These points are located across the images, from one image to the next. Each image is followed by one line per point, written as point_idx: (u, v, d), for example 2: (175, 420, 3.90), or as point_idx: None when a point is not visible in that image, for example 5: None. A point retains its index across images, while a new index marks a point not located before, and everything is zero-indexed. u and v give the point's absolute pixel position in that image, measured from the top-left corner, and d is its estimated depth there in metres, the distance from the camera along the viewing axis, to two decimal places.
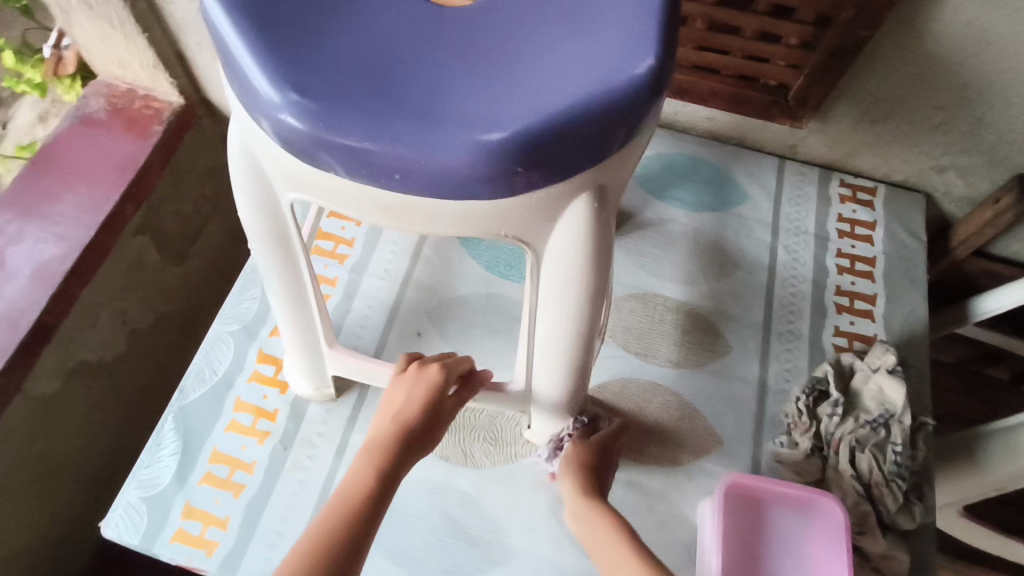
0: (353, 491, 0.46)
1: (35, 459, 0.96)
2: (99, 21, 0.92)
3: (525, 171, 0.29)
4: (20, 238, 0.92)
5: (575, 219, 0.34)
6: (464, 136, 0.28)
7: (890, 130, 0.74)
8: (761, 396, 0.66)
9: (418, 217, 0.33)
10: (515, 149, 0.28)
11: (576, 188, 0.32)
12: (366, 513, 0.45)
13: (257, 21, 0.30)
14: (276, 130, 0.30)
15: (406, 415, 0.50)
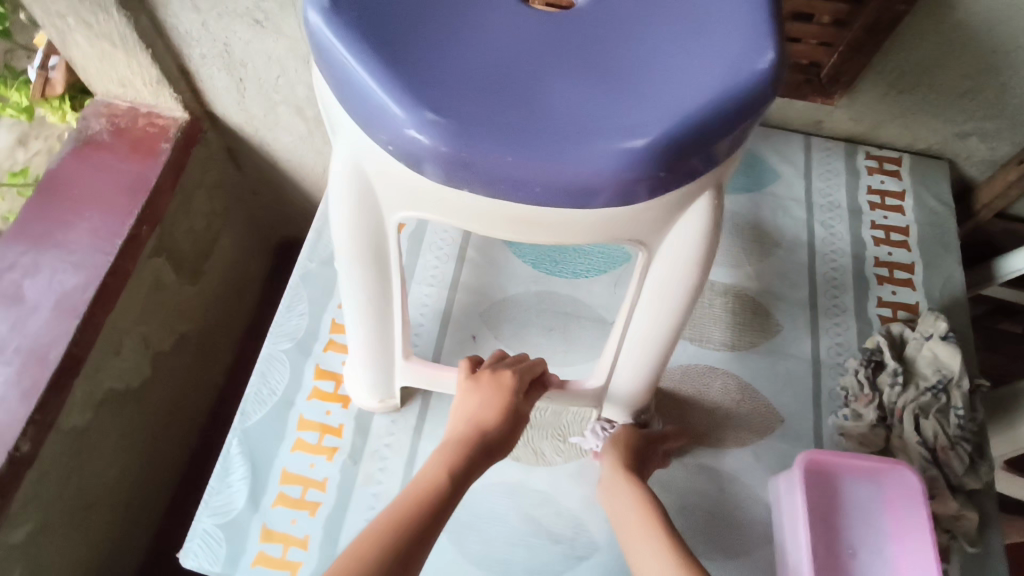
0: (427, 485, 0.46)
1: (71, 495, 0.94)
2: (96, 40, 0.87)
3: (667, 174, 0.30)
4: (37, 270, 0.88)
5: (698, 212, 0.35)
6: (609, 145, 0.28)
7: (917, 101, 0.75)
8: (816, 371, 0.67)
9: (545, 228, 0.33)
10: (659, 154, 0.29)
11: (702, 184, 0.33)
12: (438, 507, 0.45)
13: (380, 45, 0.30)
14: (410, 152, 0.30)
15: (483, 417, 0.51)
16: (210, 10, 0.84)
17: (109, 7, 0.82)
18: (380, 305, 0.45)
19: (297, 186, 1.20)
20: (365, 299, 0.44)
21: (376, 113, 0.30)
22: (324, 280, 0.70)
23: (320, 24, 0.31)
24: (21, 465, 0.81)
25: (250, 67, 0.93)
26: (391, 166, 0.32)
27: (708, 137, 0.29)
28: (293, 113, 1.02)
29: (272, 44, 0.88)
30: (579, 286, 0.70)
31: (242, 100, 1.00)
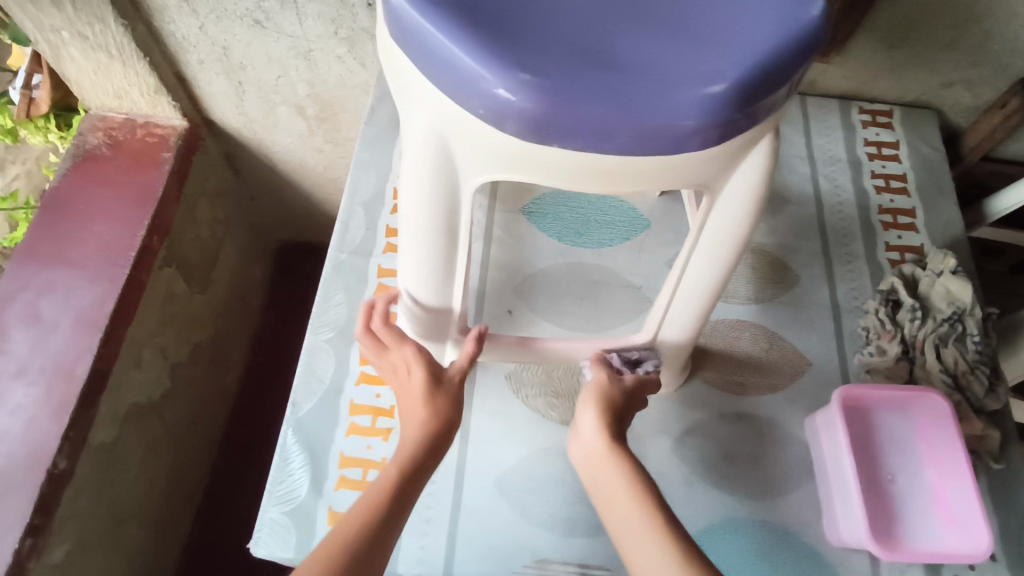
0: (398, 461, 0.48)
1: (104, 511, 0.93)
2: (93, 52, 0.86)
3: (743, 115, 0.33)
4: (52, 288, 0.87)
5: (759, 154, 0.37)
6: (691, 92, 0.32)
7: (904, 54, 0.79)
8: (837, 315, 0.71)
9: (626, 178, 0.35)
10: (736, 96, 0.32)
11: (763, 127, 0.36)
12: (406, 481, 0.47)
13: (467, 15, 0.33)
14: (504, 115, 0.33)
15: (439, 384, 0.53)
16: (209, 13, 0.84)
17: (106, 16, 0.81)
18: (445, 276, 0.47)
19: (297, 187, 1.20)
20: (434, 272, 0.46)
21: (469, 80, 0.32)
22: (357, 270, 0.71)
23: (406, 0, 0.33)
24: (59, 482, 0.81)
25: (250, 69, 0.93)
26: (479, 130, 0.35)
27: (779, 78, 0.32)
28: (293, 113, 1.02)
29: (273, 44, 0.88)
30: (604, 254, 0.73)
31: (240, 103, 0.99)
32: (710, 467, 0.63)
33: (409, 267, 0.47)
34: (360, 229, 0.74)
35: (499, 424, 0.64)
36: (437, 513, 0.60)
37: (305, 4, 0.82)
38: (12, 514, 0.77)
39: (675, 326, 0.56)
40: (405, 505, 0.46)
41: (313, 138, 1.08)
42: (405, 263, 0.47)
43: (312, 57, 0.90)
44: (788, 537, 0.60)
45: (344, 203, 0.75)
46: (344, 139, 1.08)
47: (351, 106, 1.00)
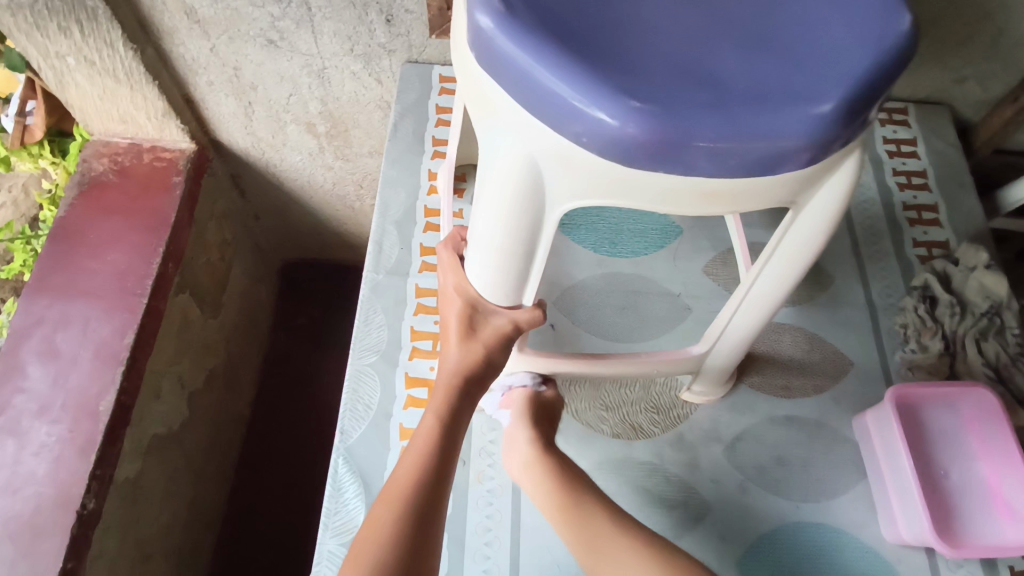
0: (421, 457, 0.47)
1: (131, 547, 0.90)
2: (98, 77, 0.83)
3: (845, 133, 0.33)
4: (69, 322, 0.84)
5: (848, 168, 0.37)
6: (799, 113, 0.32)
7: (921, 52, 0.80)
8: (873, 313, 0.72)
9: (723, 197, 0.36)
10: (840, 115, 0.32)
11: (854, 143, 0.36)
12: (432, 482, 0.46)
13: (567, 41, 0.32)
14: (610, 142, 0.33)
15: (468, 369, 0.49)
16: (220, 34, 0.82)
17: (115, 41, 0.78)
18: (515, 297, 0.47)
19: (304, 207, 1.17)
20: (504, 292, 0.46)
21: (573, 107, 0.32)
22: (394, 290, 0.70)
23: (502, 29, 0.33)
24: (88, 523, 0.79)
25: (261, 89, 0.91)
26: (577, 157, 0.34)
27: (875, 95, 0.33)
28: (303, 130, 0.99)
29: (286, 63, 0.86)
30: (640, 263, 0.73)
31: (249, 123, 0.97)
32: (763, 471, 0.64)
33: (477, 287, 0.47)
34: (394, 248, 0.73)
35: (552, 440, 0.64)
36: (497, 535, 0.59)
37: (321, 22, 0.80)
38: (44, 558, 0.75)
39: (730, 347, 0.57)
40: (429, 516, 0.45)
41: (322, 154, 1.04)
42: (476, 283, 0.47)
43: (326, 75, 0.88)
44: (847, 538, 0.61)
45: (375, 222, 0.75)
46: (354, 156, 1.05)
47: (364, 123, 0.98)
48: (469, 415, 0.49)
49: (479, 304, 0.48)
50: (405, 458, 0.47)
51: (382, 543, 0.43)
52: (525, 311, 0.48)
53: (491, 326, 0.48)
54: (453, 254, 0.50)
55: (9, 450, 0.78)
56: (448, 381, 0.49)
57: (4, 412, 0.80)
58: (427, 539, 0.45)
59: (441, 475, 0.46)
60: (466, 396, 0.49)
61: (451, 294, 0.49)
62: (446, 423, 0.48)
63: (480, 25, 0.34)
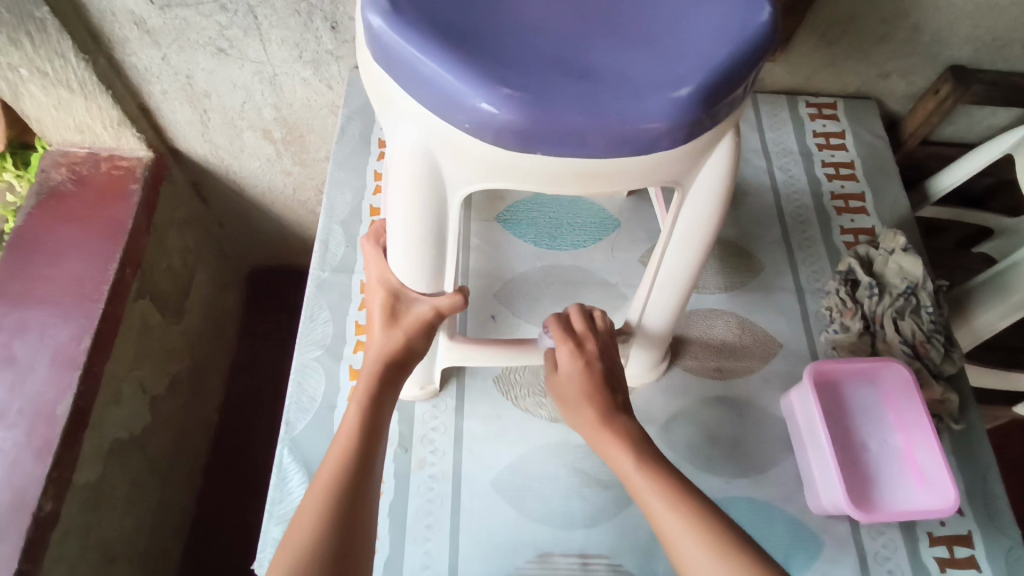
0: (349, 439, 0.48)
1: (92, 551, 0.91)
2: (52, 88, 0.84)
3: (708, 115, 0.36)
4: (25, 328, 0.85)
5: (724, 150, 0.41)
6: (662, 98, 0.35)
7: (844, 49, 0.84)
8: (801, 298, 0.75)
9: (605, 178, 0.38)
10: (702, 97, 0.35)
11: (725, 125, 0.40)
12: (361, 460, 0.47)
13: (448, 37, 0.35)
14: (492, 128, 0.35)
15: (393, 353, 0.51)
16: (171, 43, 0.83)
17: (66, 51, 0.80)
18: (435, 283, 0.49)
19: (266, 212, 1.18)
20: (423, 279, 0.48)
21: (454, 97, 0.35)
22: (339, 287, 0.73)
23: (388, 26, 0.35)
24: (45, 525, 0.80)
25: (214, 96, 0.93)
26: (465, 144, 0.37)
27: (736, 80, 0.36)
28: (260, 136, 1.01)
29: (237, 70, 0.88)
30: (579, 255, 0.76)
31: (205, 130, 0.99)
32: (695, 450, 0.66)
33: (398, 277, 0.50)
34: (339, 247, 0.76)
35: (492, 426, 0.66)
36: (438, 518, 0.62)
37: (268, 30, 0.82)
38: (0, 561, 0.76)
39: (653, 326, 0.60)
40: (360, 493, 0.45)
41: (280, 159, 1.06)
42: (397, 272, 0.49)
43: (277, 81, 0.91)
44: (775, 511, 0.63)
45: (321, 223, 0.78)
46: (312, 161, 1.07)
47: (318, 128, 1.00)
48: (393, 402, 0.51)
49: (404, 292, 0.50)
50: (333, 447, 0.48)
51: (314, 522, 0.43)
52: (445, 297, 0.49)
53: (416, 311, 0.50)
54: (377, 249, 0.53)
55: None
56: (372, 367, 0.51)
57: None
58: (360, 517, 0.45)
59: (369, 457, 0.47)
60: (388, 382, 0.51)
61: (376, 288, 0.51)
62: (370, 407, 0.49)
63: (369, 23, 0.36)
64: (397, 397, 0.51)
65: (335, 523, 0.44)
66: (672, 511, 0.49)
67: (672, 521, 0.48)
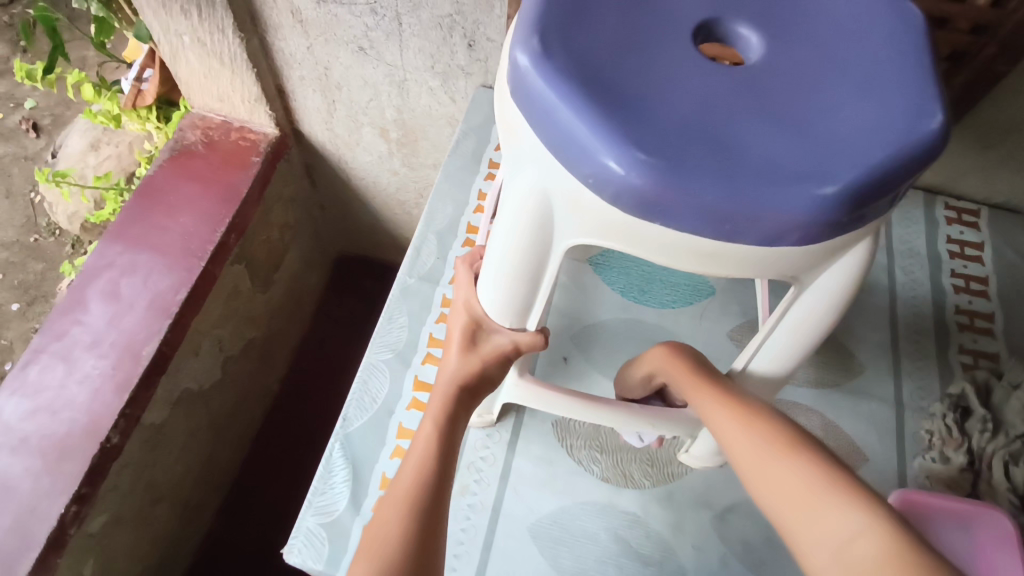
0: (426, 450, 0.46)
1: (143, 489, 0.95)
2: (207, 58, 0.91)
3: (848, 219, 0.33)
4: (133, 270, 0.91)
5: (853, 256, 0.38)
6: (804, 191, 0.32)
7: (1000, 156, 0.77)
8: (900, 413, 0.69)
9: (720, 261, 0.36)
10: (846, 199, 0.33)
11: (862, 232, 0.37)
12: (439, 471, 0.45)
13: (593, 88, 0.34)
14: (615, 188, 0.34)
15: (469, 374, 0.50)
16: (319, 35, 0.88)
17: (226, 27, 0.85)
18: (518, 320, 0.48)
19: (366, 205, 1.22)
20: (508, 315, 0.48)
21: (584, 150, 0.34)
22: (421, 296, 0.74)
23: (535, 67, 0.35)
24: (109, 456, 0.84)
25: (345, 90, 0.97)
26: (584, 197, 0.36)
27: (887, 187, 0.34)
28: (377, 134, 1.05)
29: (371, 70, 0.92)
30: (666, 315, 0.73)
31: (329, 119, 1.03)
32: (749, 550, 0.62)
33: (484, 306, 0.49)
34: (430, 257, 0.77)
35: (542, 470, 0.65)
36: (468, 550, 0.60)
37: (409, 37, 0.85)
38: (65, 478, 0.80)
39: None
40: (441, 507, 0.44)
41: (390, 159, 1.10)
42: (484, 302, 0.49)
43: (405, 86, 0.94)
44: None
45: (418, 229, 0.79)
46: (419, 166, 1.10)
47: (433, 136, 1.03)
48: (466, 422, 0.50)
49: (489, 325, 0.49)
50: (407, 461, 0.46)
51: (399, 528, 0.42)
52: (527, 335, 0.49)
53: (494, 344, 0.49)
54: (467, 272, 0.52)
55: (58, 374, 0.85)
56: (446, 389, 0.50)
57: (61, 338, 0.87)
58: (434, 537, 0.43)
59: (445, 475, 0.45)
60: (463, 405, 0.50)
61: (462, 312, 0.51)
62: (446, 423, 0.48)
63: (516, 60, 0.36)
64: (468, 420, 0.50)
65: (417, 534, 0.42)
66: (730, 414, 0.48)
67: (730, 421, 0.47)
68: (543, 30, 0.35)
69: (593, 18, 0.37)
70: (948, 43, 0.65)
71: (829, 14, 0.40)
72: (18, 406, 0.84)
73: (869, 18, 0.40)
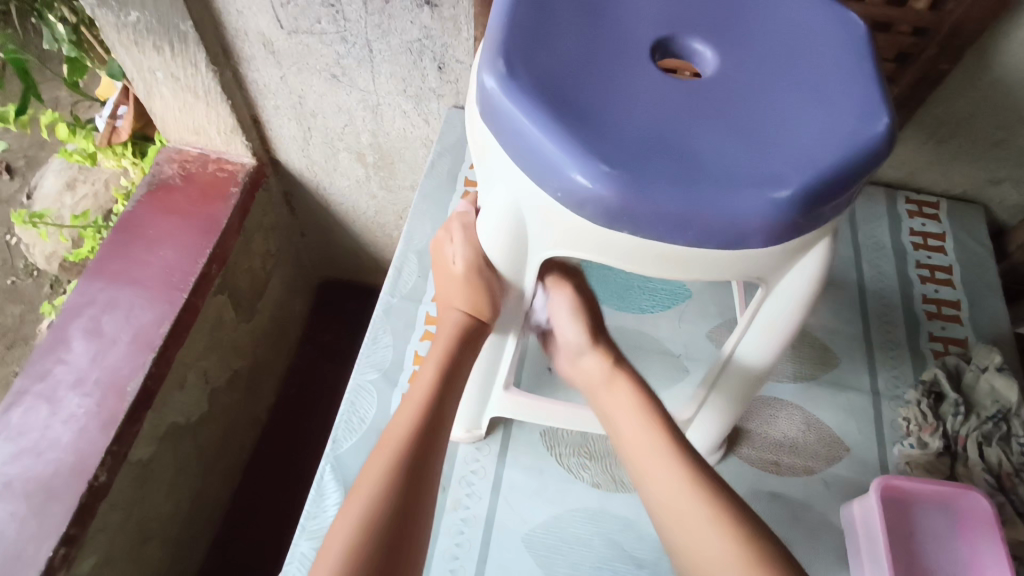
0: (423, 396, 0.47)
1: (132, 527, 0.94)
2: (181, 92, 0.92)
3: (804, 221, 0.35)
4: (115, 305, 0.91)
5: (817, 255, 0.40)
6: (761, 196, 0.34)
7: (954, 150, 0.80)
8: (877, 402, 0.71)
9: (688, 265, 0.38)
10: (802, 202, 0.35)
11: (823, 231, 0.39)
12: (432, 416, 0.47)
13: (556, 104, 0.36)
14: (582, 202, 0.35)
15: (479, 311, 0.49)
16: (291, 65, 0.89)
17: (199, 61, 0.86)
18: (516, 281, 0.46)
19: (347, 229, 1.23)
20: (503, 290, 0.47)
21: (550, 165, 0.35)
22: (404, 315, 0.75)
23: (501, 88, 0.36)
24: (97, 494, 0.83)
25: (320, 117, 0.98)
26: (553, 210, 0.37)
27: (838, 188, 0.35)
28: (354, 159, 1.06)
29: (344, 96, 0.93)
30: (644, 320, 0.75)
31: (305, 146, 1.05)
32: None
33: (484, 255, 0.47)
34: (411, 276, 0.78)
35: (533, 479, 0.65)
36: (463, 563, 0.60)
37: (380, 63, 0.87)
38: (53, 520, 0.79)
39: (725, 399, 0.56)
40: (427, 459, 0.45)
41: (368, 182, 1.11)
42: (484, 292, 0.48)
43: (379, 111, 0.95)
44: None
45: (399, 248, 0.80)
46: (397, 188, 1.11)
47: (409, 158, 1.04)
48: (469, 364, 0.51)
49: (486, 277, 0.47)
50: (405, 403, 0.48)
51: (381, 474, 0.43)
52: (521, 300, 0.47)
53: (489, 301, 0.48)
54: (464, 229, 0.52)
55: (42, 415, 0.84)
56: (450, 332, 0.51)
57: (44, 378, 0.87)
58: (424, 483, 0.44)
59: (439, 421, 0.47)
60: (466, 345, 0.50)
61: (458, 260, 0.49)
62: (447, 368, 0.49)
63: (483, 82, 0.37)
64: (471, 363, 0.50)
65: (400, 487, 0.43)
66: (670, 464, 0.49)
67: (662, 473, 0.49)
68: (507, 53, 0.37)
69: (554, 40, 0.38)
70: (894, 45, 0.69)
71: (781, 27, 0.42)
72: (1, 450, 0.83)
73: (817, 29, 0.43)
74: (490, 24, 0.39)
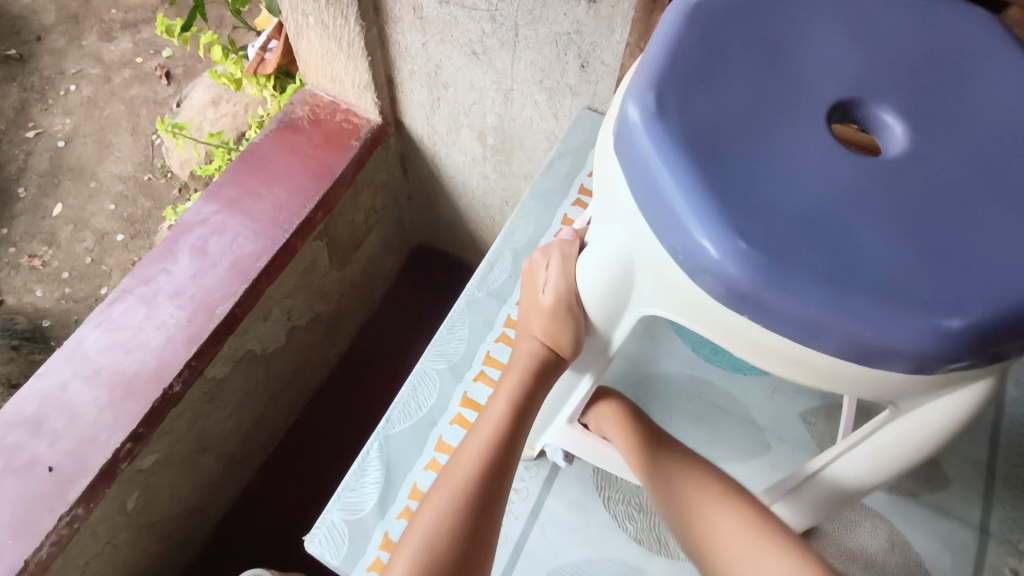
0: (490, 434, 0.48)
1: (193, 437, 0.99)
2: (327, 40, 0.93)
3: (965, 359, 0.30)
4: (224, 230, 0.95)
5: (964, 398, 0.36)
6: (924, 321, 0.29)
7: None
8: (983, 542, 0.61)
9: (809, 370, 0.33)
10: (969, 338, 0.29)
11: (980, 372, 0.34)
12: (499, 457, 0.47)
13: (703, 156, 0.31)
14: (703, 273, 0.31)
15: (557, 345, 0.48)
16: (435, 33, 0.88)
17: (349, 15, 0.87)
18: (608, 327, 0.43)
19: (452, 202, 1.23)
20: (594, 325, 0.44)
21: (678, 222, 0.31)
22: (485, 311, 0.73)
23: (645, 124, 0.32)
24: (168, 402, 0.88)
25: (452, 90, 0.97)
26: (669, 271, 0.34)
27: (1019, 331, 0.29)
28: (474, 137, 1.05)
29: (480, 74, 0.91)
30: (734, 381, 0.69)
31: (431, 114, 1.04)
32: None
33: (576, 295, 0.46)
34: (502, 273, 0.76)
35: (574, 515, 0.62)
36: None
37: (522, 49, 0.84)
38: (126, 415, 0.84)
39: (813, 499, 0.51)
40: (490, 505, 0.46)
41: (483, 162, 1.09)
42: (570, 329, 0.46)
43: (510, 96, 0.93)
44: None
45: (496, 243, 0.78)
46: (510, 174, 1.09)
47: (529, 148, 1.02)
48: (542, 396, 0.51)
49: (575, 318, 0.46)
50: (473, 439, 0.48)
51: (446, 513, 0.45)
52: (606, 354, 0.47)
53: (570, 340, 0.47)
54: (563, 258, 0.50)
55: (139, 316, 0.90)
56: (524, 364, 0.51)
57: (148, 283, 0.92)
58: (484, 529, 0.45)
59: (506, 461, 0.48)
60: (540, 378, 0.50)
61: (549, 291, 0.49)
62: (519, 403, 0.49)
63: (626, 113, 0.33)
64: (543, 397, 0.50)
65: (462, 529, 0.44)
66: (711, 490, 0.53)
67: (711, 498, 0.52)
68: (662, 85, 0.33)
69: (719, 81, 0.34)
70: None
71: (995, 114, 0.36)
72: (98, 339, 0.89)
73: None
74: (651, 47, 0.35)
